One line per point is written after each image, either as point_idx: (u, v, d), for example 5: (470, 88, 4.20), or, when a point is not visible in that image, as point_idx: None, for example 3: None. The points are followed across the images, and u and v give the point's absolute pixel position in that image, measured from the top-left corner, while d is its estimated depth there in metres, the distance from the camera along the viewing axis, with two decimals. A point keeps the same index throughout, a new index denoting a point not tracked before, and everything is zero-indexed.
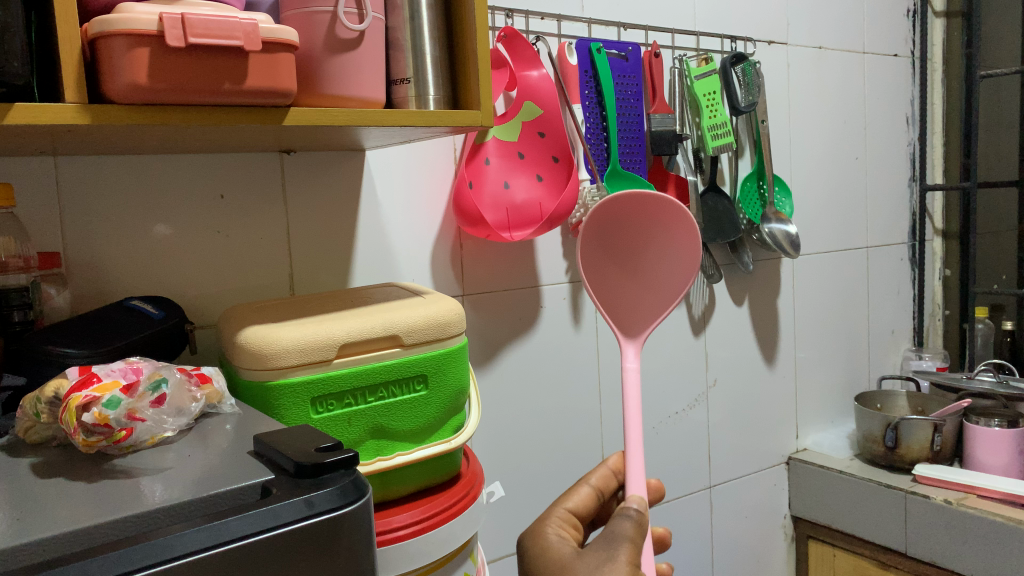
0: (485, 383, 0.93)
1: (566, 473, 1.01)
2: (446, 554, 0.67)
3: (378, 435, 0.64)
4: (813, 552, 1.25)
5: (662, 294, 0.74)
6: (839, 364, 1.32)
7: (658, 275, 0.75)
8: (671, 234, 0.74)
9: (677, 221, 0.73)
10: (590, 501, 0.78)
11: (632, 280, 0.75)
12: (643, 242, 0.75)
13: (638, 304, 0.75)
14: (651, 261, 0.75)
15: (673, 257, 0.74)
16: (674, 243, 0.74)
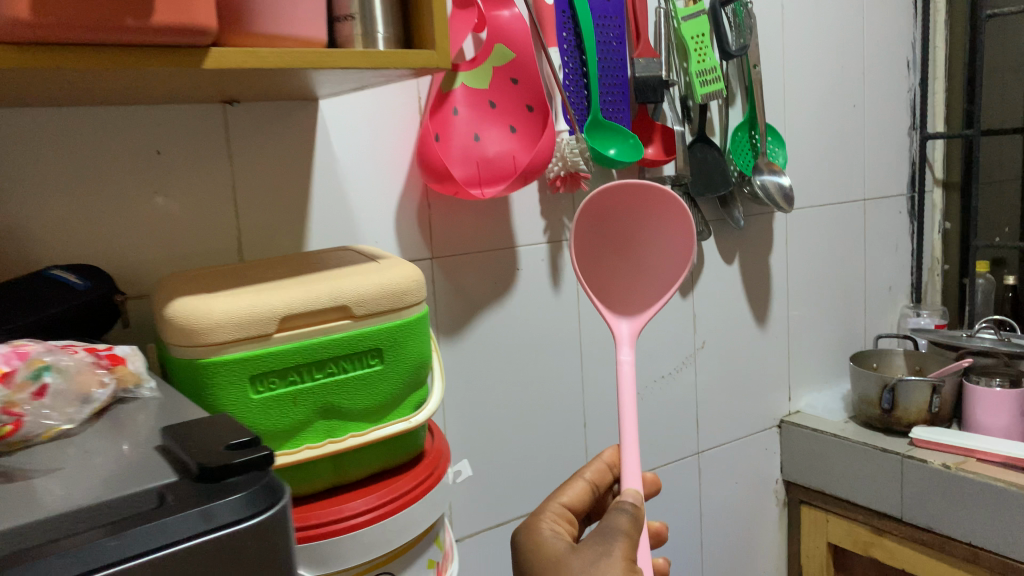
0: (457, 351, 0.87)
1: (546, 444, 0.96)
2: (408, 541, 0.61)
3: (329, 415, 0.58)
4: (806, 517, 1.20)
5: (657, 281, 0.75)
6: (833, 322, 1.27)
7: (652, 263, 0.75)
8: (666, 223, 0.74)
9: (672, 210, 0.73)
10: (583, 495, 0.82)
11: (626, 267, 0.75)
12: (637, 230, 0.75)
13: (632, 291, 0.75)
14: (645, 249, 0.75)
15: (668, 245, 0.75)
16: (669, 232, 0.74)
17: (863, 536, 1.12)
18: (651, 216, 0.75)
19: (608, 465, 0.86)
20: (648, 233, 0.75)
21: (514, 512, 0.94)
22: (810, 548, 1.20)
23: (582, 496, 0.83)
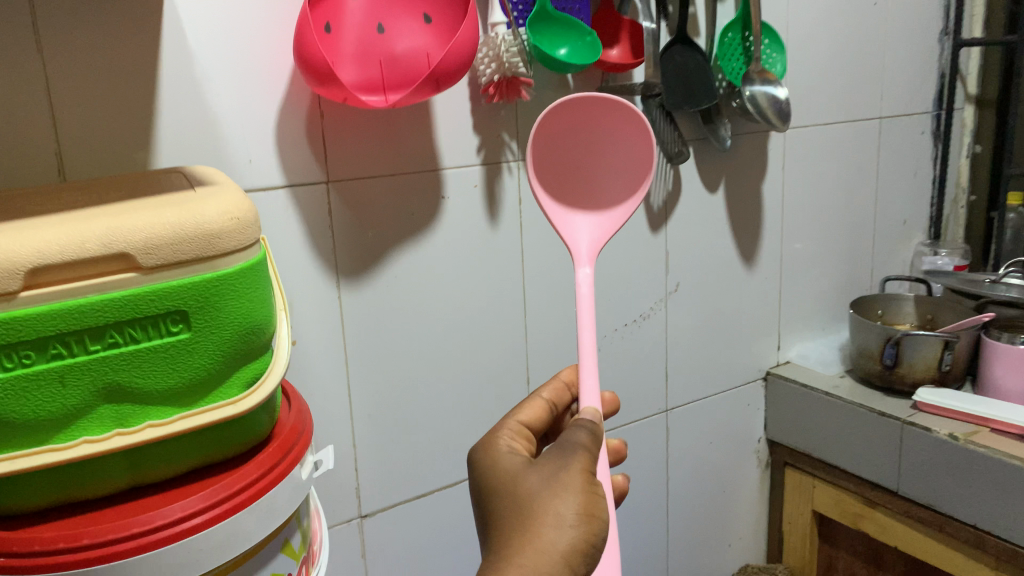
0: (363, 295, 0.72)
1: (478, 403, 0.82)
2: (248, 551, 0.47)
3: (117, 399, 0.43)
4: (790, 483, 1.06)
5: (620, 190, 0.65)
6: (835, 261, 1.10)
7: (613, 173, 0.65)
8: (619, 125, 0.64)
9: (621, 112, 0.63)
10: (542, 417, 0.67)
11: (582, 187, 0.65)
12: (589, 141, 0.64)
13: (595, 207, 0.65)
14: (604, 158, 0.65)
15: (626, 150, 0.64)
16: (622, 133, 0.64)
17: (853, 508, 0.99)
18: (600, 120, 0.64)
19: (567, 383, 0.71)
20: (601, 141, 0.65)
21: (439, 482, 0.80)
22: (793, 516, 1.07)
23: (540, 418, 0.67)
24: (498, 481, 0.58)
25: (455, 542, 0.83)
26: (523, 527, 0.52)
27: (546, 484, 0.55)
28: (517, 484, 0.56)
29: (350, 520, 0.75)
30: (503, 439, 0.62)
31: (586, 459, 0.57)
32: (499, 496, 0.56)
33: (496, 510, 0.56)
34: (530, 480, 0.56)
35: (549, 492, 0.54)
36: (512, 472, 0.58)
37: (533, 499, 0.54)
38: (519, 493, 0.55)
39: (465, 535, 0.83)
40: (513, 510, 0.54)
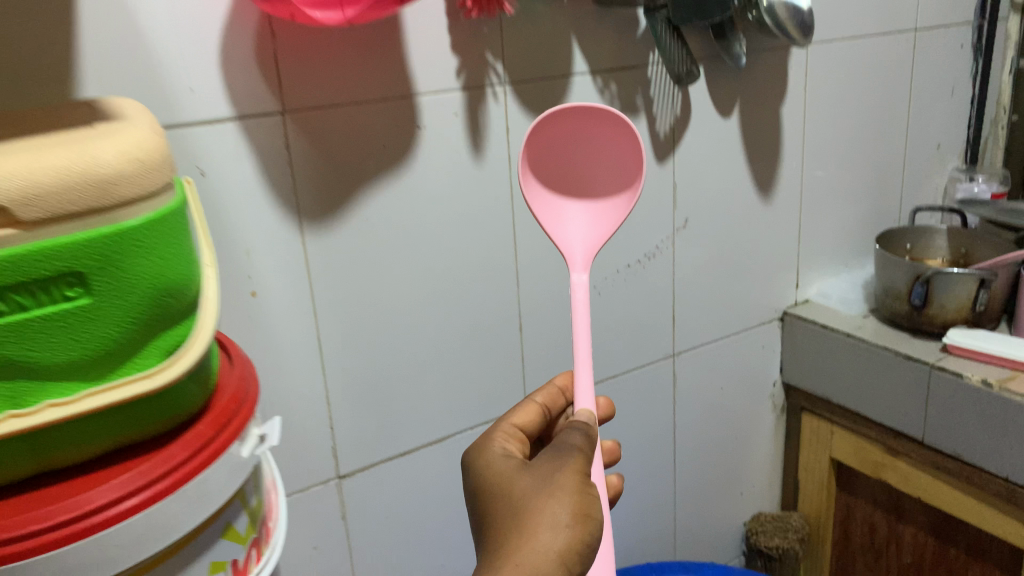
0: (331, 239, 0.65)
1: (464, 354, 0.75)
2: (184, 537, 0.41)
3: (8, 376, 0.37)
4: (806, 429, 1.00)
5: (608, 202, 0.64)
6: (861, 191, 1.01)
7: (600, 185, 0.65)
8: (603, 137, 0.64)
9: (607, 124, 0.63)
10: (534, 419, 0.67)
11: (568, 202, 0.64)
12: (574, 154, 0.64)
13: (585, 221, 0.64)
14: (591, 170, 0.64)
15: (612, 161, 0.64)
16: (606, 146, 0.64)
17: (875, 457, 0.93)
18: (587, 132, 0.63)
19: (563, 389, 0.70)
20: (585, 154, 0.64)
21: (423, 438, 0.75)
22: (810, 463, 1.01)
23: (532, 422, 0.67)
24: (492, 489, 0.57)
25: (443, 499, 0.78)
26: (518, 528, 0.52)
27: (541, 488, 0.54)
28: (511, 491, 0.56)
29: (326, 480, 0.70)
30: (495, 441, 0.63)
31: (580, 463, 0.56)
32: (495, 504, 0.56)
33: (493, 518, 0.55)
34: (525, 483, 0.56)
35: (544, 494, 0.54)
36: (508, 476, 0.58)
37: (527, 501, 0.54)
38: (514, 497, 0.55)
39: (453, 492, 0.78)
40: (508, 515, 0.54)
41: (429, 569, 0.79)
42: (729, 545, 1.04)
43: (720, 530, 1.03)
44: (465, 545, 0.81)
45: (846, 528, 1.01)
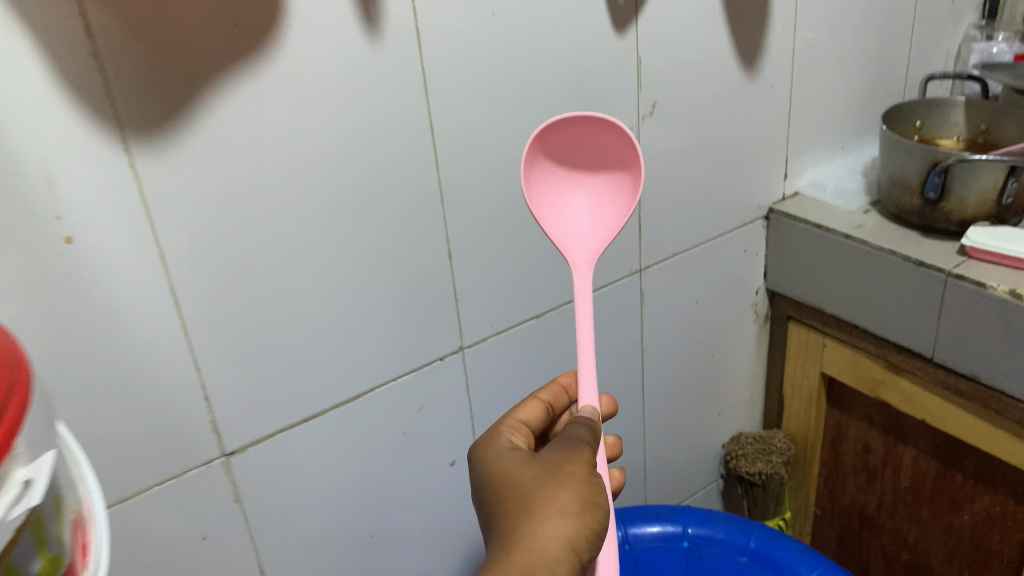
0: (171, 160, 0.47)
1: (377, 295, 0.59)
2: None
3: None
4: (793, 340, 0.88)
5: (611, 202, 0.56)
6: (864, 58, 0.84)
7: (603, 184, 0.56)
8: (594, 132, 0.55)
9: (590, 122, 0.54)
10: (543, 419, 0.55)
11: (568, 208, 0.56)
12: (563, 159, 0.56)
13: (589, 231, 0.56)
14: (587, 170, 0.56)
15: (608, 155, 0.56)
16: (598, 141, 0.55)
17: (872, 374, 0.81)
18: (573, 132, 0.55)
19: (567, 386, 0.57)
20: (575, 157, 0.56)
21: (332, 399, 0.60)
22: (797, 377, 0.89)
23: (538, 419, 0.54)
24: (489, 474, 0.48)
25: (364, 467, 0.64)
26: (519, 520, 0.44)
27: (545, 473, 0.46)
28: (510, 476, 0.47)
29: (208, 462, 0.56)
30: (499, 428, 0.52)
31: (589, 446, 0.47)
32: (492, 491, 0.47)
33: (491, 508, 0.47)
34: (525, 470, 0.47)
35: (545, 481, 0.45)
36: (506, 458, 0.49)
37: (529, 486, 0.45)
38: (514, 484, 0.46)
39: (377, 457, 0.64)
40: (508, 504, 0.45)
41: (356, 546, 0.66)
42: (706, 472, 0.93)
43: (696, 456, 0.92)
44: (397, 515, 0.68)
45: (837, 447, 0.90)
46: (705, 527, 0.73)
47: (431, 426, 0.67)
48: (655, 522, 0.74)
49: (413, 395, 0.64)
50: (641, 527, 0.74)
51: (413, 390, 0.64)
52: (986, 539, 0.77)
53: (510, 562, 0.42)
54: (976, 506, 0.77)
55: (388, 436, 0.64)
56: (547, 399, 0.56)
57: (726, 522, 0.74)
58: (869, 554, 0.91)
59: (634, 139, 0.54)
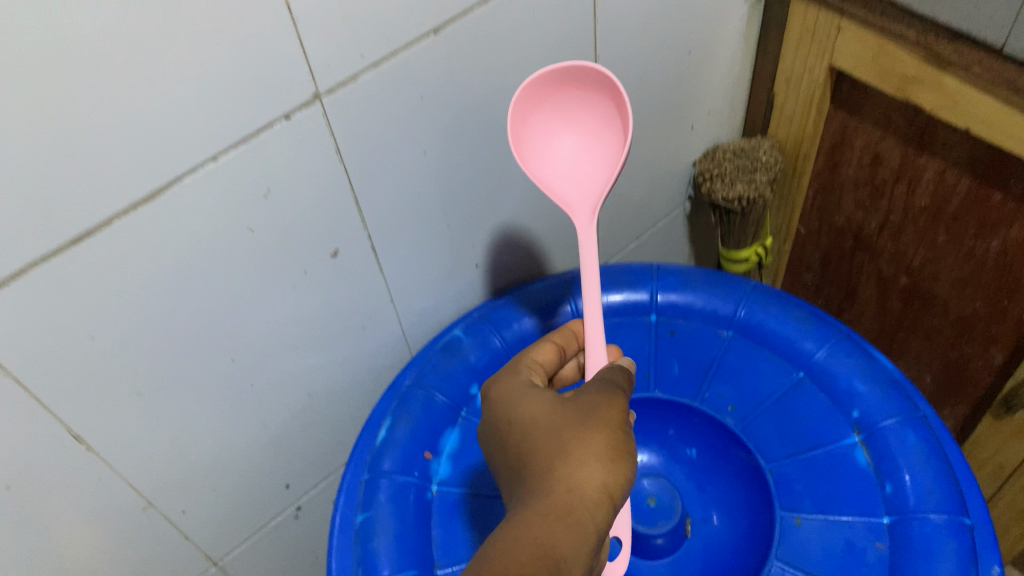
0: None
1: (139, 31, 0.34)
2: None
3: None
4: (795, 23, 0.65)
5: (605, 146, 0.47)
6: None
7: (591, 123, 0.47)
8: (571, 81, 0.46)
9: (565, 73, 0.45)
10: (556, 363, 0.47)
11: (560, 156, 0.48)
12: (543, 110, 0.47)
13: (584, 183, 0.48)
14: (570, 109, 0.47)
15: (590, 96, 0.47)
16: (577, 85, 0.46)
17: (902, 70, 0.59)
18: (547, 84, 0.46)
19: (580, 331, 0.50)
20: (557, 104, 0.47)
21: (105, 205, 0.38)
22: (795, 72, 0.68)
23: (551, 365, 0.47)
24: (503, 419, 0.40)
25: (194, 284, 0.44)
26: (547, 467, 0.36)
27: (573, 413, 0.38)
28: (530, 420, 0.39)
29: None
30: (514, 366, 0.44)
31: (620, 391, 0.40)
32: (510, 440, 0.39)
33: (510, 461, 0.39)
34: (545, 408, 0.39)
35: (575, 421, 0.37)
36: (521, 397, 0.40)
37: (555, 427, 0.37)
38: (536, 429, 0.38)
39: (211, 268, 0.44)
40: (531, 451, 0.37)
41: (209, 375, 0.49)
42: (671, 198, 0.75)
43: (663, 184, 0.73)
44: (265, 329, 0.49)
45: (836, 156, 0.71)
46: (679, 293, 0.57)
47: (288, 213, 0.45)
48: (615, 290, 0.58)
49: (248, 175, 0.42)
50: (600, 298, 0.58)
51: (247, 168, 0.42)
52: (1016, 269, 0.62)
53: (536, 512, 0.34)
54: (1011, 233, 0.61)
55: (222, 238, 0.43)
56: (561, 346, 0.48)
57: (707, 284, 0.58)
58: (859, 275, 0.77)
59: (610, 74, 0.44)
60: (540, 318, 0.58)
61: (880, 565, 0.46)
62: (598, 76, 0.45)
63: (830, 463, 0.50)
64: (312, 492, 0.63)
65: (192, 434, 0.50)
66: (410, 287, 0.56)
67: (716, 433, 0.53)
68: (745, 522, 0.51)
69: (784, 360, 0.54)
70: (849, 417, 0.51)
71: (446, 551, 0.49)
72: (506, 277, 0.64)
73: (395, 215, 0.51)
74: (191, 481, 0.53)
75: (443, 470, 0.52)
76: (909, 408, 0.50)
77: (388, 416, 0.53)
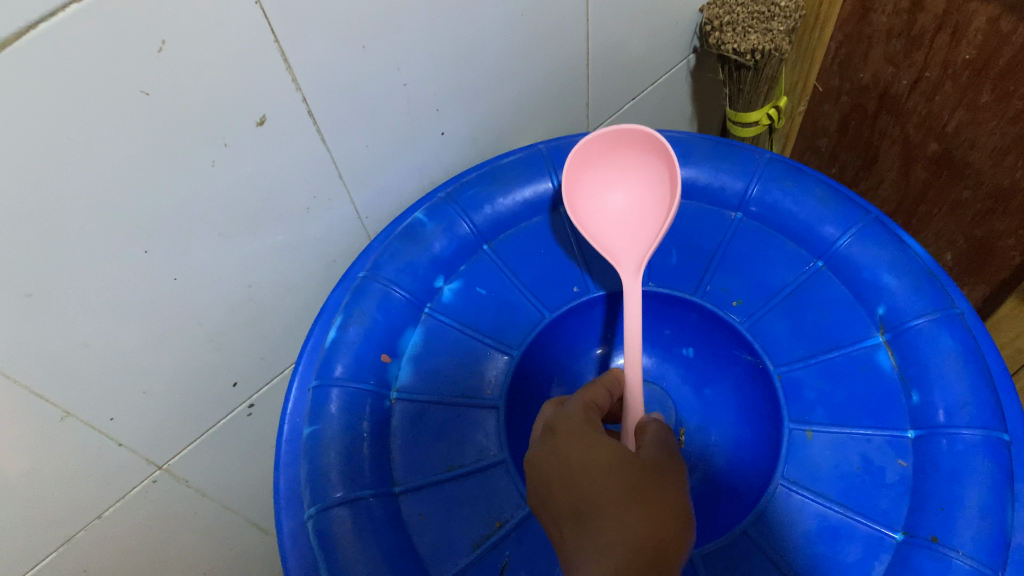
0: None
1: None
2: None
3: None
4: None
5: (655, 204, 0.45)
6: None
7: (644, 178, 0.46)
8: (621, 142, 0.45)
9: (618, 135, 0.45)
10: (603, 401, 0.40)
11: (608, 206, 0.47)
12: (597, 166, 0.47)
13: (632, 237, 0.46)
14: (622, 163, 0.46)
15: (642, 154, 0.46)
16: (628, 146, 0.45)
17: None
18: (598, 147, 0.46)
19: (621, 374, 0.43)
20: (611, 162, 0.46)
21: None
22: None
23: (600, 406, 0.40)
24: (545, 459, 0.35)
25: (78, 166, 0.35)
26: (625, 508, 0.31)
27: (639, 460, 0.34)
28: (585, 462, 0.34)
29: None
30: (585, 399, 0.39)
31: (674, 447, 0.36)
32: (561, 479, 0.34)
33: (561, 505, 0.33)
34: (604, 455, 0.34)
35: (647, 477, 0.33)
36: (566, 436, 0.35)
37: (624, 473, 0.33)
38: (597, 471, 0.33)
39: (98, 148, 0.35)
40: (598, 493, 0.32)
41: (120, 269, 0.41)
42: (672, 51, 0.65)
43: (665, 33, 0.62)
44: (184, 216, 0.41)
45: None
46: (679, 166, 0.49)
47: (193, 73, 0.36)
48: None
49: (128, 26, 0.32)
50: None
51: (126, 16, 0.32)
52: None
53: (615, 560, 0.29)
54: None
55: (107, 108, 0.34)
56: (615, 390, 0.42)
57: (713, 157, 0.49)
58: (882, 139, 0.68)
59: (656, 137, 0.44)
60: (515, 195, 0.50)
61: (901, 486, 0.40)
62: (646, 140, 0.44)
63: (847, 368, 0.43)
64: (265, 388, 0.57)
65: (108, 338, 0.43)
66: (361, 161, 0.48)
67: (714, 328, 0.48)
68: (745, 431, 0.47)
69: (800, 248, 0.47)
70: (873, 315, 0.44)
71: (407, 465, 0.43)
72: (479, 144, 0.55)
73: (336, 74, 0.41)
74: (116, 388, 0.46)
75: (403, 374, 0.46)
76: (944, 304, 0.43)
77: (340, 312, 0.46)
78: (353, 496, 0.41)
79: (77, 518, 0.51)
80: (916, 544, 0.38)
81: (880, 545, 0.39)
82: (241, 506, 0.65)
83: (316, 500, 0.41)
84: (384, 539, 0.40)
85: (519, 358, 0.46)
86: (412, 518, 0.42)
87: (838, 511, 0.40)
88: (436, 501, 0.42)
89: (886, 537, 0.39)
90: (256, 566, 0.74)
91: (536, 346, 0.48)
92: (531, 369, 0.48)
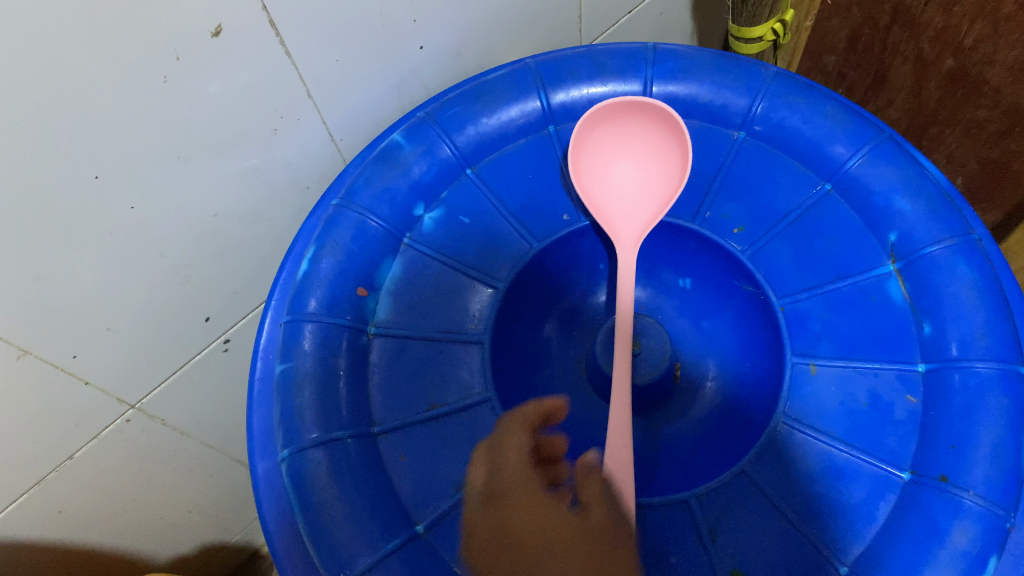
0: None
1: None
2: None
3: None
4: None
5: (659, 179, 0.45)
6: None
7: (649, 152, 0.46)
8: (641, 112, 0.45)
9: (644, 108, 0.45)
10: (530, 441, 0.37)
11: (610, 170, 0.46)
12: (603, 128, 0.46)
13: (633, 212, 0.45)
14: (633, 130, 0.46)
15: (656, 132, 0.45)
16: (640, 113, 0.45)
17: None
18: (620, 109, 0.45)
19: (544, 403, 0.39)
20: (616, 126, 0.46)
21: None
22: None
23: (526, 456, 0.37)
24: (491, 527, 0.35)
25: (8, 80, 0.31)
26: None
27: (590, 530, 0.34)
28: (534, 538, 0.34)
29: None
30: (519, 464, 0.36)
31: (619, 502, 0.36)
32: (507, 551, 0.34)
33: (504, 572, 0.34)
34: (550, 528, 0.34)
35: (592, 549, 0.33)
36: (514, 503, 0.35)
37: (578, 552, 0.33)
38: (546, 544, 0.34)
39: (32, 60, 0.31)
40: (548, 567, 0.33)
41: (69, 198, 0.37)
42: None
43: None
44: (137, 138, 0.38)
45: None
46: (678, 83, 0.46)
47: None
48: (599, 81, 0.46)
49: None
50: (578, 88, 0.46)
51: None
52: None
53: None
54: None
55: (37, 14, 0.30)
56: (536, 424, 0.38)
57: (715, 72, 0.46)
58: (894, 57, 0.64)
59: (680, 122, 0.44)
60: (499, 114, 0.46)
61: (910, 423, 0.38)
62: (663, 114, 0.44)
63: (856, 299, 0.40)
64: (242, 322, 0.54)
65: (62, 272, 0.40)
66: (333, 78, 0.44)
67: (713, 258, 0.45)
68: (745, 364, 0.45)
69: (807, 169, 0.44)
70: (883, 242, 0.41)
71: (387, 404, 0.41)
72: (464, 59, 0.51)
73: None
74: (76, 325, 0.43)
75: (381, 307, 0.43)
76: (961, 229, 0.40)
77: (313, 242, 0.43)
78: (329, 438, 0.39)
79: (45, 459, 0.49)
80: (926, 485, 0.36)
81: (886, 484, 0.36)
82: (224, 444, 0.63)
83: (290, 442, 0.39)
84: (362, 482, 0.38)
85: (504, 290, 0.43)
86: (392, 460, 0.39)
87: (842, 450, 0.38)
88: (418, 443, 0.40)
89: (893, 476, 0.37)
90: (242, 503, 0.73)
91: (524, 276, 0.45)
92: (518, 301, 0.46)
